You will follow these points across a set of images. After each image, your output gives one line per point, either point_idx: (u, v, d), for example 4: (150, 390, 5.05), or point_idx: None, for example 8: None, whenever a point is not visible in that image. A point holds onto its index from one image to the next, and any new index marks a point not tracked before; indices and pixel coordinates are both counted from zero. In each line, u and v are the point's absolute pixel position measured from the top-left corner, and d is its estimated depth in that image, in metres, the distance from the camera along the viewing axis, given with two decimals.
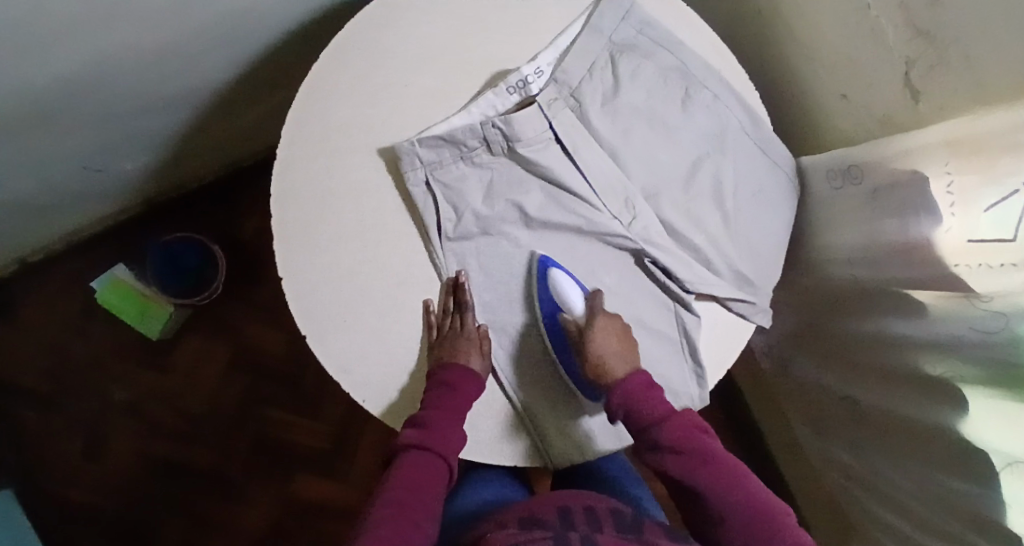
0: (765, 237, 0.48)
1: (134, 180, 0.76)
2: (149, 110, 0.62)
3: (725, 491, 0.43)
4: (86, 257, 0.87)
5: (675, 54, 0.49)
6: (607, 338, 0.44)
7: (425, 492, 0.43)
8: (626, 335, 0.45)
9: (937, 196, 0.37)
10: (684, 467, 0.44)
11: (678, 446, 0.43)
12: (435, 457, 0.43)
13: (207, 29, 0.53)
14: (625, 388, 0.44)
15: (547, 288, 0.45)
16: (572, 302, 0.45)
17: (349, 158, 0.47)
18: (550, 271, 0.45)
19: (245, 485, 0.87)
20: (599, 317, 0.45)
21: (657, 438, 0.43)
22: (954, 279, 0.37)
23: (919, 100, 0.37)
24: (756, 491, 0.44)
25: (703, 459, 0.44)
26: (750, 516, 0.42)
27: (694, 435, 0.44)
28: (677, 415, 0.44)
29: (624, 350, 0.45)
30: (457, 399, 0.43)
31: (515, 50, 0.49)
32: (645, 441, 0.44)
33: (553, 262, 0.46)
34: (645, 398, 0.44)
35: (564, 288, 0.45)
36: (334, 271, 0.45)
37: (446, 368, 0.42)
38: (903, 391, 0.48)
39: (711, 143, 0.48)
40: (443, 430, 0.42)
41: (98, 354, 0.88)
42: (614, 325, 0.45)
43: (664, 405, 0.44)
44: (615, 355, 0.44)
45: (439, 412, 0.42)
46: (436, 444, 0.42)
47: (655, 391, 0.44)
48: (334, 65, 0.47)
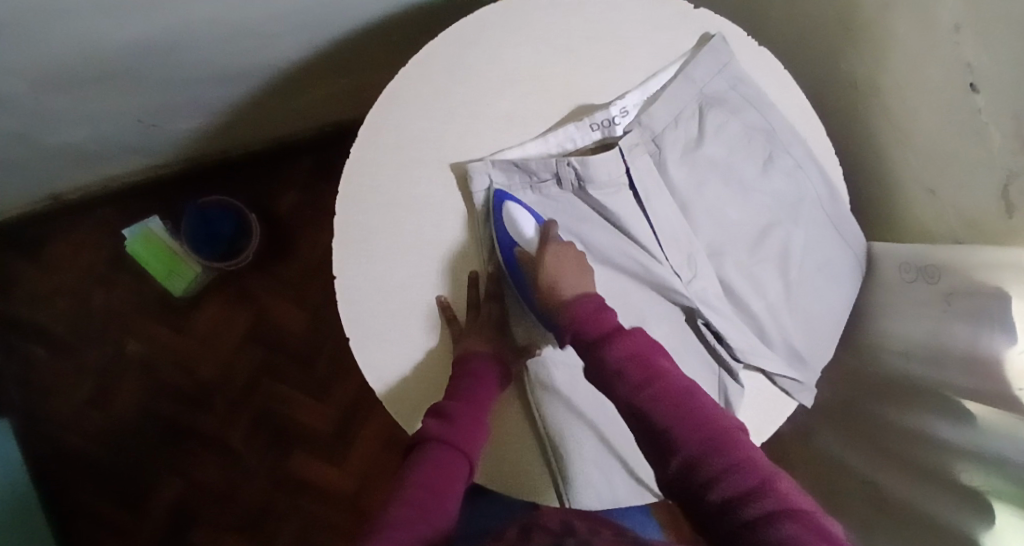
0: (823, 314, 0.48)
1: (179, 140, 0.75)
2: (208, 77, 0.61)
3: (678, 410, 0.36)
4: (120, 204, 0.87)
5: (765, 115, 0.48)
6: (556, 263, 0.43)
7: (443, 483, 0.38)
8: (579, 260, 0.43)
9: (1017, 317, 0.36)
10: (631, 388, 0.37)
11: (625, 366, 0.38)
12: (461, 451, 0.40)
13: (290, 10, 0.52)
14: (571, 307, 0.42)
15: (502, 221, 0.45)
16: (525, 229, 0.44)
17: (420, 169, 0.46)
18: (505, 204, 0.44)
19: (240, 455, 0.87)
20: (551, 242, 0.43)
21: (604, 356, 0.39)
22: (1013, 399, 0.36)
23: (1012, 215, 0.36)
24: (717, 416, 0.36)
25: (654, 378, 0.37)
26: (706, 441, 0.34)
27: (645, 356, 0.39)
28: (630, 334, 0.40)
29: (577, 274, 0.43)
30: (484, 391, 0.43)
31: (603, 85, 0.48)
32: (593, 360, 0.40)
33: (510, 198, 0.45)
34: (592, 317, 0.41)
35: (519, 217, 0.44)
36: (387, 281, 0.45)
37: (475, 358, 0.43)
38: (931, 489, 0.48)
39: (786, 211, 0.47)
40: (469, 422, 0.41)
41: (117, 301, 0.88)
42: (566, 251, 0.43)
43: (610, 326, 0.41)
44: (569, 277, 0.42)
45: (464, 404, 0.42)
46: (461, 438, 0.40)
47: (605, 314, 0.41)
48: (421, 71, 0.46)
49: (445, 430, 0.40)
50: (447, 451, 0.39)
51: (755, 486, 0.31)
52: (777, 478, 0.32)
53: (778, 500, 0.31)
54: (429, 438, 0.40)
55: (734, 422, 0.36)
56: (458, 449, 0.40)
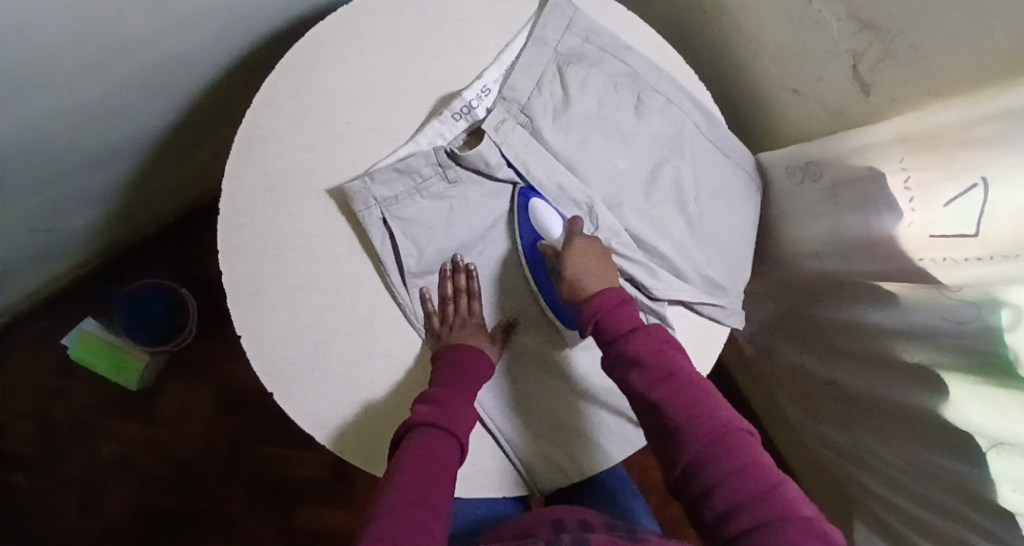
0: (732, 236, 0.48)
1: (87, 234, 0.73)
2: (90, 163, 0.60)
3: (690, 408, 0.37)
4: (50, 316, 0.85)
5: (624, 59, 0.47)
6: (583, 257, 0.43)
7: (435, 466, 0.38)
8: (605, 259, 0.44)
9: (896, 192, 0.37)
10: (650, 382, 0.38)
11: (648, 359, 0.39)
12: (454, 436, 0.40)
13: (131, 80, 0.51)
14: (594, 302, 0.42)
15: (528, 216, 0.45)
16: (551, 225, 0.45)
17: (298, 205, 0.45)
18: (531, 201, 0.45)
19: (247, 526, 0.86)
20: (578, 236, 0.43)
21: (623, 349, 0.40)
22: (920, 271, 0.37)
23: (869, 93, 0.37)
24: (726, 418, 0.36)
25: (670, 372, 0.38)
26: (712, 441, 0.35)
27: (664, 352, 0.40)
28: (651, 329, 0.40)
29: (599, 269, 0.43)
30: (473, 377, 0.43)
31: (456, 71, 0.47)
32: (611, 354, 0.40)
33: (535, 195, 0.46)
34: (615, 310, 0.41)
35: (548, 217, 0.45)
36: (296, 326, 0.44)
37: (459, 347, 0.43)
38: (884, 374, 0.48)
39: (668, 147, 0.47)
40: (459, 403, 0.41)
41: (78, 412, 0.86)
42: (593, 246, 0.44)
43: (635, 322, 0.41)
44: (590, 273, 0.43)
45: (454, 390, 0.42)
46: (451, 422, 0.40)
47: (627, 307, 0.42)
48: (268, 109, 0.45)
49: (437, 415, 0.40)
50: (439, 435, 0.39)
51: (758, 492, 0.33)
52: (780, 484, 0.33)
53: (780, 505, 0.32)
54: (423, 424, 0.39)
55: (743, 424, 0.37)
56: (449, 432, 0.39)
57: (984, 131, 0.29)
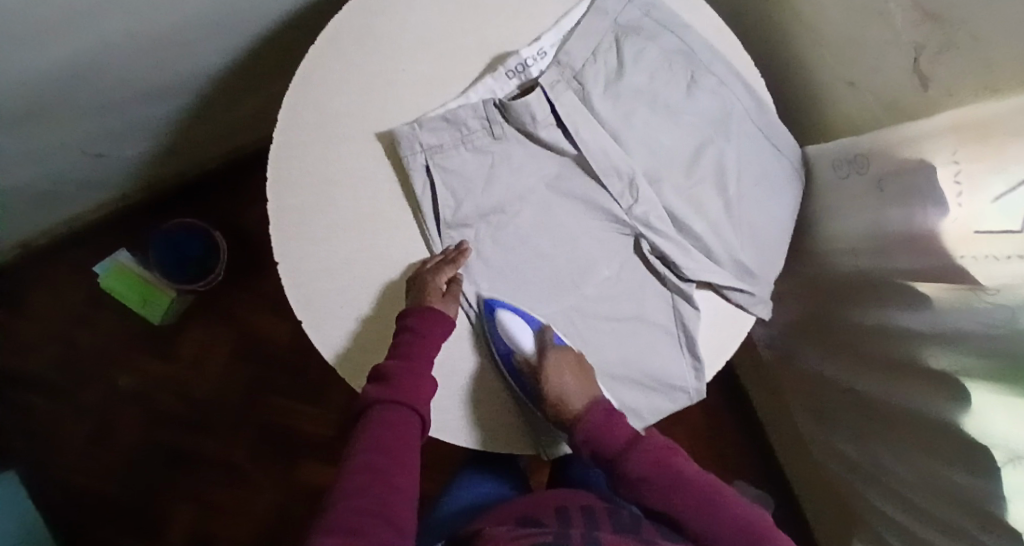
0: (767, 224, 0.48)
1: (133, 166, 0.75)
2: (149, 94, 0.62)
3: (708, 514, 0.43)
4: (88, 244, 0.88)
5: (681, 38, 0.48)
6: (561, 373, 0.45)
7: (397, 448, 0.40)
8: (581, 367, 0.46)
9: (944, 185, 0.37)
10: (660, 498, 0.44)
11: (651, 474, 0.45)
12: (410, 407, 0.41)
13: (201, 14, 0.53)
14: (586, 422, 0.45)
15: (498, 333, 0.45)
16: (523, 339, 0.44)
17: (347, 144, 0.46)
18: (497, 312, 0.45)
19: (250, 473, 0.87)
20: (549, 352, 0.45)
21: (628, 469, 0.45)
22: (958, 270, 0.37)
23: (927, 86, 0.37)
24: (739, 510, 0.43)
25: (677, 485, 0.44)
26: (739, 536, 0.42)
27: (664, 460, 0.45)
28: (646, 441, 0.46)
29: (579, 382, 0.45)
30: (426, 344, 0.42)
31: (514, 34, 0.48)
32: (620, 476, 0.45)
33: (500, 304, 0.46)
34: (607, 427, 0.45)
35: (514, 327, 0.45)
36: (332, 260, 0.45)
37: (413, 312, 0.42)
38: (906, 381, 0.48)
39: (716, 128, 0.48)
40: (410, 373, 0.41)
41: (102, 341, 0.88)
42: (564, 356, 0.46)
43: (629, 433, 0.46)
44: (572, 389, 0.45)
45: (407, 361, 0.41)
46: (405, 395, 0.41)
47: (616, 419, 0.46)
48: (330, 48, 0.46)
49: (391, 392, 0.40)
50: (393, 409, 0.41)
51: None
52: None
53: None
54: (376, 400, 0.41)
55: (758, 515, 0.44)
56: (407, 406, 0.41)
57: None
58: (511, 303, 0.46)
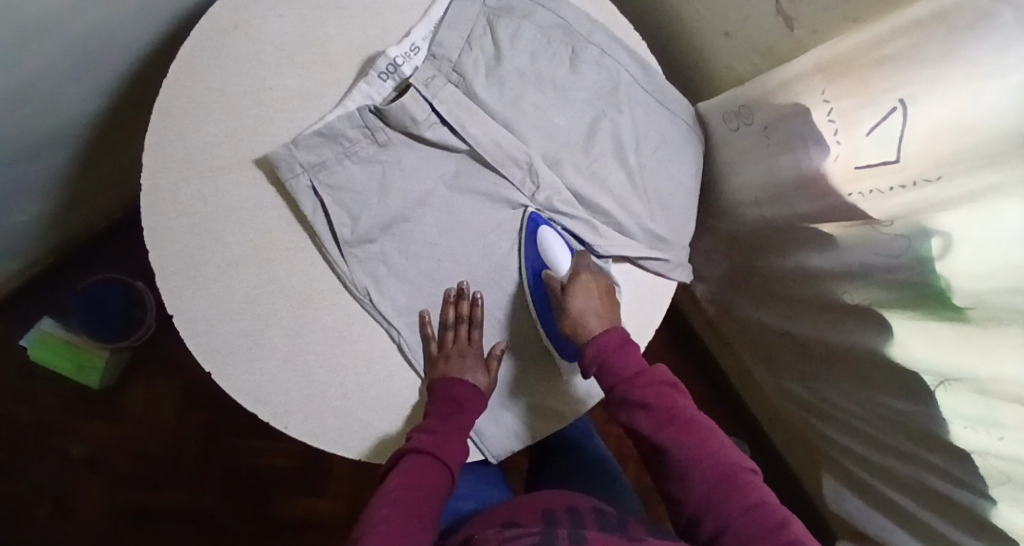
0: (673, 187, 0.48)
1: (32, 229, 0.71)
2: (25, 152, 0.58)
3: (694, 446, 0.42)
4: (5, 317, 0.83)
5: (555, 11, 0.46)
6: (586, 293, 0.44)
7: (427, 497, 0.41)
8: (609, 294, 0.45)
9: (821, 125, 0.36)
10: (654, 425, 0.42)
11: (651, 401, 0.43)
12: (443, 464, 0.42)
13: (50, 61, 0.49)
14: (597, 341, 0.44)
15: (534, 247, 0.45)
16: (558, 261, 0.45)
17: (223, 177, 0.43)
18: (540, 229, 0.45)
19: (225, 519, 0.85)
20: (584, 272, 0.45)
21: (629, 394, 0.43)
22: (851, 207, 0.37)
23: (793, 26, 0.36)
24: (727, 455, 0.42)
25: (674, 417, 0.42)
26: (717, 480, 0.40)
27: (667, 393, 0.43)
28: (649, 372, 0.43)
29: (603, 307, 0.45)
30: (467, 413, 0.43)
31: (382, 32, 0.46)
32: (617, 397, 0.43)
33: (543, 221, 0.45)
34: (619, 352, 0.44)
35: (554, 247, 0.45)
36: (229, 301, 0.43)
37: (462, 385, 0.43)
38: (831, 319, 0.48)
39: (606, 99, 0.47)
40: (451, 436, 0.42)
41: (42, 414, 0.84)
42: (597, 281, 0.45)
43: (637, 362, 0.44)
44: (592, 308, 0.44)
45: (450, 427, 0.43)
46: (444, 453, 0.42)
47: (629, 348, 0.44)
48: (186, 78, 0.44)
49: (433, 444, 0.41)
50: (428, 461, 0.41)
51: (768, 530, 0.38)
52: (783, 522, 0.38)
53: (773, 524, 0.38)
54: (417, 451, 0.41)
55: (744, 461, 0.42)
56: (440, 461, 0.42)
57: (895, 47, 0.29)
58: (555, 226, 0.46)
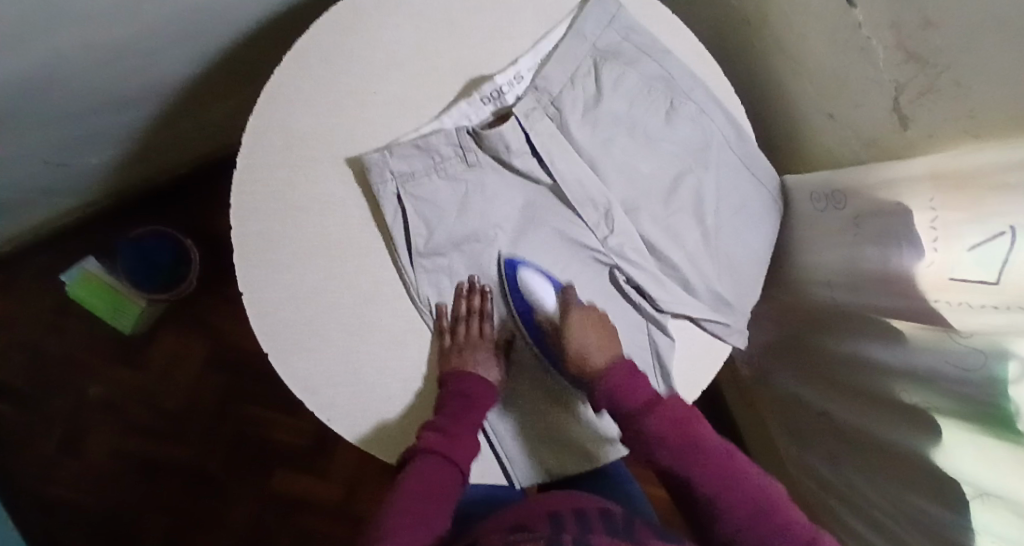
0: (745, 254, 0.48)
1: (99, 172, 0.73)
2: (110, 102, 0.59)
3: (720, 482, 0.43)
4: (54, 250, 0.85)
5: (660, 62, 0.47)
6: (584, 329, 0.44)
7: (441, 497, 0.42)
8: (602, 324, 0.44)
9: (921, 229, 0.37)
10: (678, 458, 0.44)
11: (721, 483, 0.43)
12: (456, 464, 0.42)
13: (164, 24, 0.51)
14: (606, 379, 0.44)
15: (519, 292, 0.45)
16: (545, 298, 0.44)
17: (315, 168, 0.44)
18: (518, 272, 0.44)
19: (227, 484, 0.86)
20: (574, 308, 0.44)
21: (647, 427, 0.43)
22: (933, 313, 0.37)
23: (907, 127, 0.36)
24: (757, 484, 0.43)
25: (696, 448, 0.44)
26: (748, 511, 0.42)
27: (685, 424, 0.44)
28: (668, 403, 0.44)
29: (602, 339, 0.44)
30: (475, 412, 0.43)
31: (491, 55, 0.47)
32: (635, 436, 0.44)
33: (521, 263, 0.45)
34: (626, 386, 0.44)
35: (538, 286, 0.45)
36: (298, 290, 0.43)
37: (473, 379, 0.43)
38: (880, 412, 0.48)
39: (695, 157, 0.47)
40: (463, 435, 0.42)
41: (70, 349, 0.85)
42: (590, 315, 0.44)
43: (694, 439, 0.44)
44: (595, 344, 0.44)
45: (460, 424, 0.43)
46: (456, 455, 0.42)
47: (638, 379, 0.44)
48: (297, 68, 0.45)
49: (446, 448, 0.41)
50: (439, 463, 0.41)
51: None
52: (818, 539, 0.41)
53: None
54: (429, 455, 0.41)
55: (773, 487, 0.44)
56: (453, 464, 0.42)
57: (1016, 177, 0.28)
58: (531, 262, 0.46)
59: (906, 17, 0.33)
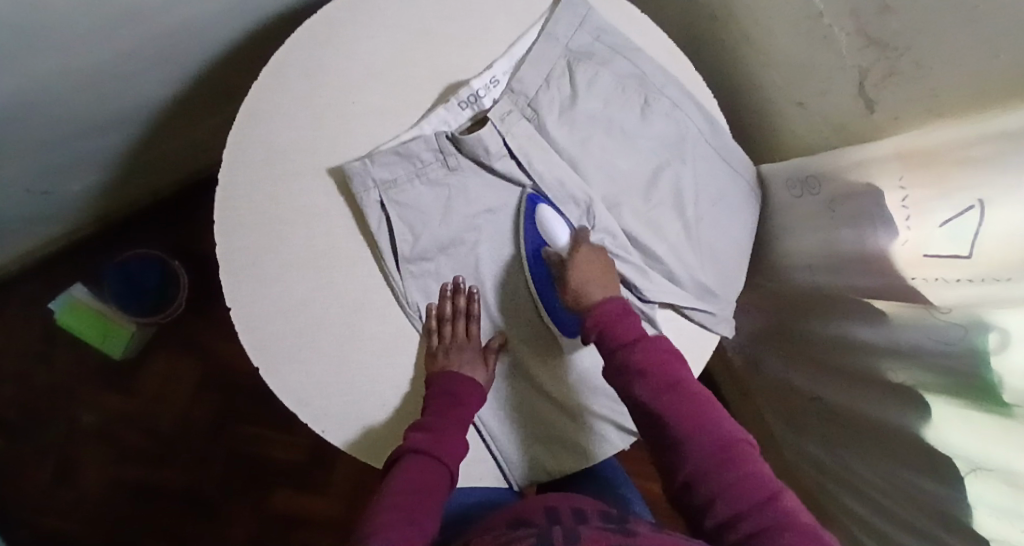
0: (726, 244, 0.49)
1: (83, 197, 0.72)
2: (91, 126, 0.59)
3: (699, 431, 0.38)
4: (41, 279, 0.84)
5: (632, 60, 0.48)
6: (586, 268, 0.44)
7: (429, 495, 0.40)
8: (607, 267, 0.44)
9: (893, 209, 0.37)
10: (650, 391, 0.40)
11: (688, 424, 0.39)
12: (444, 463, 0.41)
13: (140, 46, 0.51)
14: (597, 311, 0.42)
15: (533, 220, 0.45)
16: (557, 233, 0.45)
17: (297, 181, 0.45)
18: (539, 207, 0.45)
19: (224, 505, 0.85)
20: (584, 245, 0.45)
21: (628, 358, 0.41)
22: (911, 290, 0.38)
23: (873, 110, 0.37)
24: (726, 427, 0.39)
25: (672, 388, 0.40)
26: (715, 453, 0.38)
27: (671, 366, 0.41)
28: (649, 340, 0.41)
29: (603, 279, 0.44)
30: (464, 411, 0.43)
31: (466, 61, 0.48)
32: (615, 365, 0.41)
33: (541, 200, 0.46)
34: (620, 320, 0.42)
35: (552, 222, 0.45)
36: (286, 302, 0.44)
37: (457, 379, 0.42)
38: (869, 392, 0.49)
39: (672, 151, 0.48)
40: (451, 433, 0.42)
41: (60, 378, 0.85)
42: (596, 256, 0.44)
43: (673, 375, 0.40)
44: (592, 281, 0.43)
45: (447, 422, 0.42)
46: (443, 451, 0.41)
47: (630, 318, 0.42)
48: (276, 83, 0.45)
49: (432, 444, 0.41)
50: (426, 462, 0.40)
51: (758, 502, 0.35)
52: (782, 494, 0.36)
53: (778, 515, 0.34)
54: (417, 451, 0.40)
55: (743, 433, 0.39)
56: (441, 461, 0.41)
57: (979, 150, 0.29)
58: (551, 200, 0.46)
59: (864, 3, 0.34)
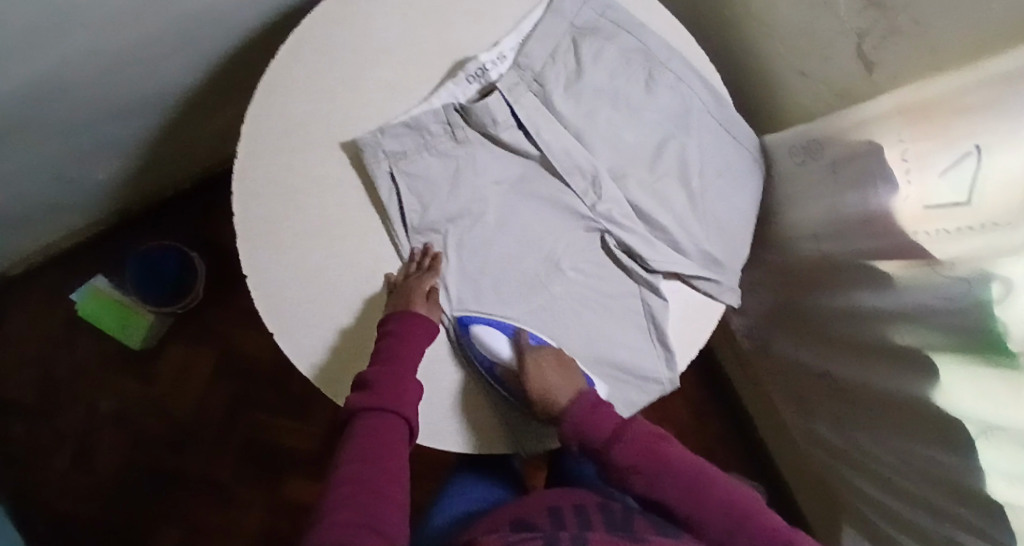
0: (731, 214, 0.49)
1: (106, 186, 0.75)
2: (117, 113, 0.61)
3: (695, 501, 0.43)
4: (65, 269, 0.87)
5: (637, 35, 0.49)
6: (543, 372, 0.44)
7: (388, 458, 0.39)
8: (562, 361, 0.45)
9: (894, 165, 0.38)
10: (649, 485, 0.44)
11: (687, 500, 0.43)
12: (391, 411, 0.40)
13: (166, 30, 0.53)
14: (571, 417, 0.44)
15: (475, 347, 0.45)
16: (498, 347, 0.44)
17: (312, 152, 0.46)
18: (471, 329, 0.45)
19: (238, 493, 0.86)
20: (529, 355, 0.44)
21: (616, 459, 0.44)
22: (914, 246, 0.38)
23: (872, 70, 0.38)
24: (726, 492, 0.43)
25: (662, 471, 0.44)
26: (731, 514, 0.42)
27: (653, 449, 0.45)
28: (632, 429, 0.45)
29: (564, 380, 0.44)
30: (404, 351, 0.42)
31: (475, 39, 0.49)
32: (608, 465, 0.45)
33: (473, 320, 0.45)
34: (592, 420, 0.44)
35: (489, 336, 0.44)
36: (301, 268, 0.45)
37: (398, 316, 0.42)
38: (876, 362, 0.49)
39: (677, 122, 0.49)
40: (390, 374, 0.41)
41: (80, 366, 0.87)
42: (544, 354, 0.45)
43: (662, 456, 0.45)
44: (557, 386, 0.44)
45: (387, 367, 0.41)
46: (385, 397, 0.40)
47: (603, 411, 0.45)
48: (293, 60, 0.47)
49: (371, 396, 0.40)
50: (385, 417, 0.40)
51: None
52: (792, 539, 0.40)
53: None
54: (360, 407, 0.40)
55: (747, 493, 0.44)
56: (388, 412, 0.40)
57: (977, 95, 0.30)
58: (485, 316, 0.46)
59: None
